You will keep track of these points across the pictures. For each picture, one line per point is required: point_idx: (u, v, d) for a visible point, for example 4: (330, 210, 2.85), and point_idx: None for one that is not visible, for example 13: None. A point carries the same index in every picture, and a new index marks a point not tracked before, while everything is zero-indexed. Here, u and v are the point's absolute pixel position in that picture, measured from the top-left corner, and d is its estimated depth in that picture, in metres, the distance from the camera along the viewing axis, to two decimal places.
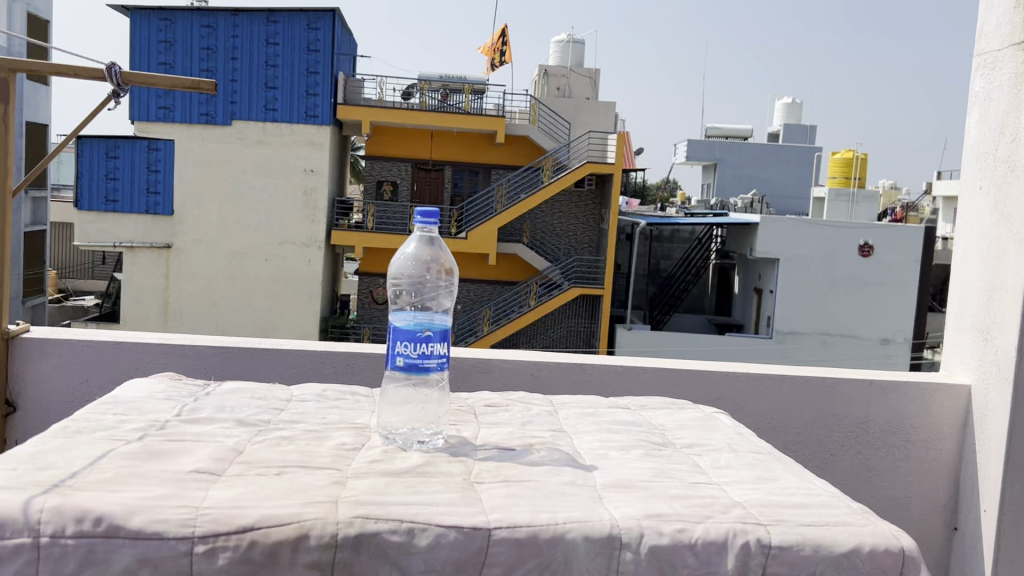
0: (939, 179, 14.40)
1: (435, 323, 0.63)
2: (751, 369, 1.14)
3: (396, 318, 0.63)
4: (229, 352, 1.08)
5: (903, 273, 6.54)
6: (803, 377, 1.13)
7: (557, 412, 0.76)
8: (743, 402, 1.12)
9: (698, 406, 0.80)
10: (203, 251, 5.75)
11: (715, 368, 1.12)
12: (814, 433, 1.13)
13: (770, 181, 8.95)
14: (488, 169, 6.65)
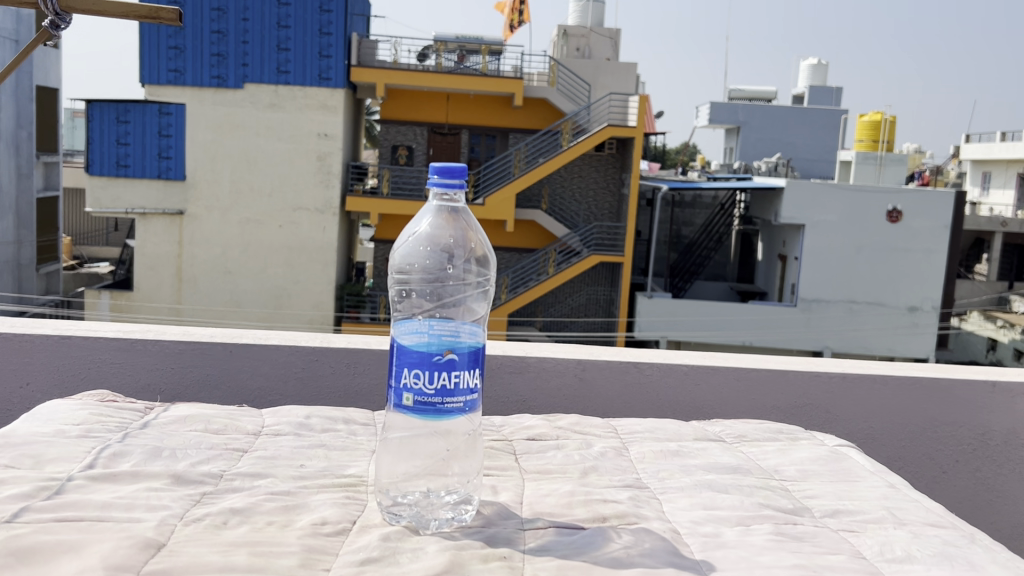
0: (965, 142, 13.98)
1: (462, 340, 0.44)
2: (847, 368, 0.93)
3: (404, 330, 0.45)
4: (201, 348, 0.88)
5: (930, 239, 6.19)
6: (912, 378, 0.92)
7: (627, 450, 0.55)
8: (838, 410, 0.92)
9: (814, 437, 0.60)
10: (216, 218, 5.55)
11: (802, 367, 0.92)
12: (923, 449, 0.92)
13: (794, 144, 8.64)
14: (505, 133, 6.40)
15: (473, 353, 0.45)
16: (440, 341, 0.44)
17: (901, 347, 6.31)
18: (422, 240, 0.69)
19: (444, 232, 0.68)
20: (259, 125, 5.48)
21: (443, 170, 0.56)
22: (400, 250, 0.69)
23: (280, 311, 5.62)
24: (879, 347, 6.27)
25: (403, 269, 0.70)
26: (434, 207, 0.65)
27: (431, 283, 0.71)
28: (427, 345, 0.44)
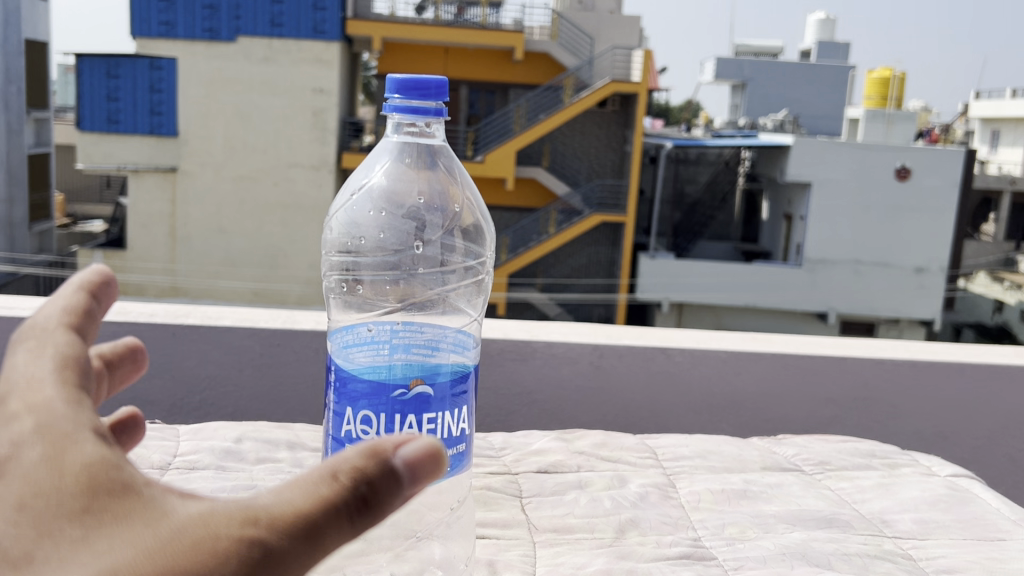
0: (976, 101, 13.60)
1: (440, 371, 0.41)
2: (916, 353, 0.83)
3: (354, 349, 0.42)
4: (143, 332, 0.84)
5: (942, 197, 5.97)
6: (993, 362, 0.82)
7: (678, 493, 0.58)
8: (904, 405, 0.82)
9: (914, 464, 0.64)
10: (209, 174, 5.36)
11: (865, 354, 0.82)
12: (1003, 441, 0.82)
13: (802, 102, 8.39)
14: (505, 88, 6.22)
15: (462, 373, 0.43)
16: (407, 370, 0.41)
17: (907, 308, 6.17)
18: (382, 201, 0.61)
19: (417, 193, 0.61)
20: (252, 79, 5.26)
21: (408, 85, 0.47)
22: (348, 213, 0.62)
23: (278, 271, 5.45)
24: (885, 308, 6.15)
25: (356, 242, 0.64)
26: (394, 149, 0.58)
27: (396, 263, 0.65)
28: (391, 376, 0.40)
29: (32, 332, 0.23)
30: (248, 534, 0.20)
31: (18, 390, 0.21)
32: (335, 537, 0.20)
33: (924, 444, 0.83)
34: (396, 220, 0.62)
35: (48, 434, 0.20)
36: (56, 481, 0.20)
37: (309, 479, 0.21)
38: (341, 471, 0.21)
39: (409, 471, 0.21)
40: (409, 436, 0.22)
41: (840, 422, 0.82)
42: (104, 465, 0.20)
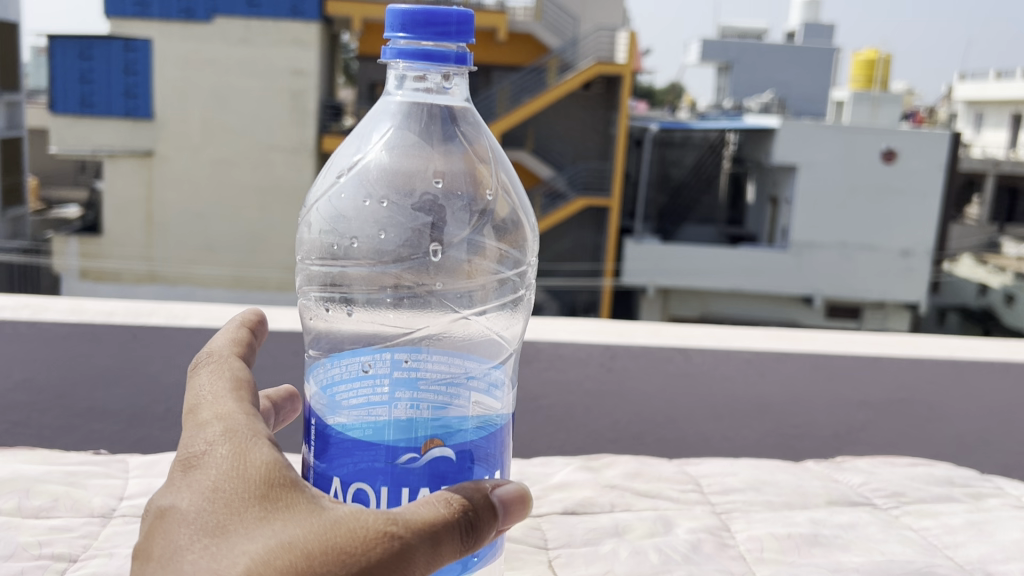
0: (961, 83, 13.48)
1: (468, 425, 0.40)
2: (919, 352, 0.92)
3: (351, 401, 0.40)
4: None
5: (926, 181, 5.90)
6: (989, 360, 0.91)
7: (730, 543, 0.64)
8: (948, 408, 0.92)
9: (981, 504, 0.71)
10: (186, 158, 5.20)
11: (903, 355, 0.91)
12: (1004, 430, 0.92)
13: (788, 83, 8.28)
14: (487, 70, 6.15)
15: (488, 429, 0.40)
16: (431, 429, 0.39)
17: (894, 291, 6.14)
18: (382, 186, 0.52)
19: (434, 176, 0.53)
20: (230, 60, 5.09)
21: (421, 19, 0.39)
22: (336, 203, 0.52)
23: (257, 257, 5.30)
24: (870, 292, 6.16)
25: (349, 244, 0.54)
26: (398, 112, 0.51)
27: (402, 265, 0.56)
28: (392, 439, 0.38)
29: (209, 362, 0.41)
30: (390, 533, 0.32)
31: (212, 402, 0.37)
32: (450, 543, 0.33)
33: (959, 448, 0.92)
34: (404, 212, 0.53)
35: (230, 429, 0.35)
36: (243, 461, 0.34)
37: (434, 505, 0.34)
38: (450, 505, 0.34)
39: (505, 513, 0.36)
40: (503, 484, 0.36)
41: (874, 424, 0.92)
42: (276, 468, 0.34)
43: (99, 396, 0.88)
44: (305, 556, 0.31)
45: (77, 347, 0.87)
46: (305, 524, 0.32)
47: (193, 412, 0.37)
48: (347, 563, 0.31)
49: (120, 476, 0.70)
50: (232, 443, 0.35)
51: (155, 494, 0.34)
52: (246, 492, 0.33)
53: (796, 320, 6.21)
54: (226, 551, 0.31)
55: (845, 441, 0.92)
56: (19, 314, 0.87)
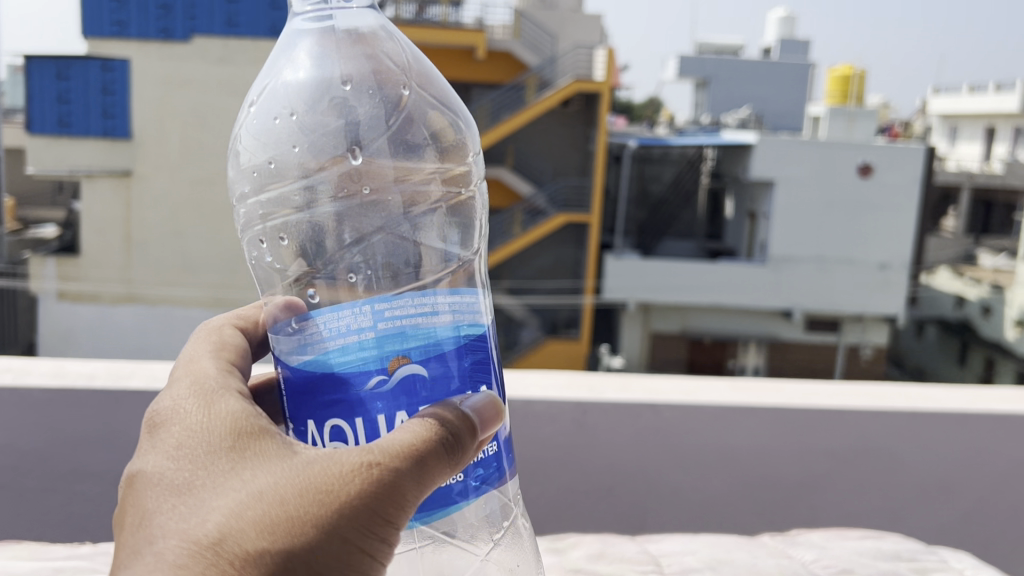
0: (937, 98, 13.65)
1: (439, 333, 0.41)
2: (880, 405, 0.90)
3: (331, 346, 0.40)
4: (76, 396, 0.80)
5: (902, 195, 5.96)
6: (948, 411, 0.89)
7: None
8: (909, 455, 0.90)
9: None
10: (164, 177, 5.17)
11: (866, 407, 0.89)
12: (967, 476, 0.90)
13: (765, 99, 8.37)
14: (466, 88, 6.10)
15: (462, 335, 0.41)
16: (404, 335, 0.40)
17: (872, 305, 6.17)
18: (296, 100, 0.54)
19: (343, 78, 0.55)
20: (209, 80, 5.04)
21: None
22: (254, 128, 0.54)
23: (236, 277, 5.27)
24: (849, 305, 6.19)
25: (266, 166, 0.56)
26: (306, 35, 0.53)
27: (321, 177, 0.60)
28: (361, 363, 0.40)
29: (199, 332, 0.49)
30: (367, 468, 0.37)
31: (190, 361, 0.44)
32: (439, 471, 0.38)
33: (922, 494, 0.90)
34: (321, 122, 0.55)
35: (203, 389, 0.41)
36: (213, 424, 0.39)
37: (413, 428, 0.38)
38: (442, 425, 0.38)
39: (481, 424, 0.39)
40: (476, 397, 0.40)
41: (839, 474, 0.89)
42: (244, 416, 0.39)
43: (81, 458, 0.80)
44: (274, 497, 0.36)
45: (53, 411, 0.80)
46: (268, 463, 0.37)
47: (179, 372, 0.44)
48: (325, 503, 0.36)
49: (93, 561, 0.70)
50: (203, 396, 0.41)
51: (135, 454, 0.40)
52: (216, 445, 0.38)
53: (776, 333, 6.29)
54: (208, 507, 0.37)
55: (811, 489, 0.89)
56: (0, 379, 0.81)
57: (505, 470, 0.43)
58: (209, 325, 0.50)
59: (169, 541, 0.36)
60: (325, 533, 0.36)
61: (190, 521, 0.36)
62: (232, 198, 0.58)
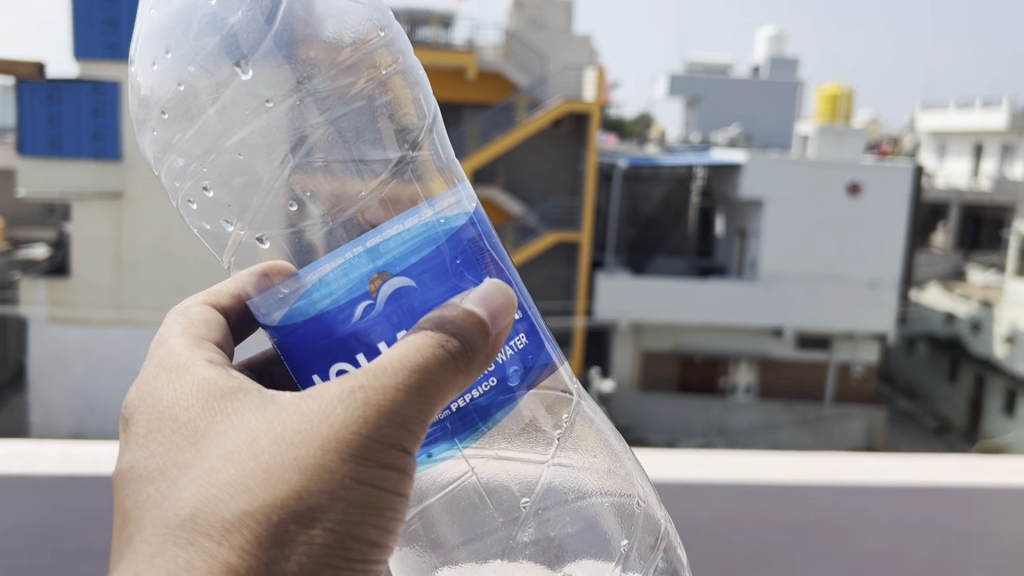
0: (924, 114, 13.72)
1: (440, 237, 0.43)
2: (834, 478, 0.88)
3: (326, 279, 0.41)
4: (85, 481, 0.82)
5: (890, 213, 6.01)
6: (903, 484, 0.88)
7: None
8: (860, 522, 0.86)
9: None
10: (154, 200, 4.68)
11: (814, 481, 0.87)
12: (914, 543, 0.87)
13: (754, 116, 8.41)
14: (457, 108, 6.11)
15: (446, 232, 0.43)
16: (403, 246, 0.42)
17: (861, 322, 6.20)
18: (164, 35, 0.57)
19: (208, 0, 0.59)
20: None
21: None
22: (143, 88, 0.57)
23: None
24: (839, 323, 6.18)
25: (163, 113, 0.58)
26: None
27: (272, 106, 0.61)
28: (348, 292, 0.41)
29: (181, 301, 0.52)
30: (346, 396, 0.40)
31: (172, 334, 0.48)
32: (451, 377, 0.41)
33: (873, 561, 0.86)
34: (209, 46, 0.58)
35: (179, 367, 0.45)
36: (192, 396, 0.43)
37: (411, 344, 0.40)
38: (449, 334, 0.40)
39: (490, 317, 0.42)
40: (479, 293, 0.42)
41: (792, 544, 0.86)
42: (215, 379, 0.43)
43: (88, 539, 0.80)
44: (258, 447, 0.40)
45: (62, 499, 0.81)
46: (238, 412, 0.42)
47: (153, 356, 0.47)
48: (306, 438, 0.39)
49: None
50: (170, 372, 0.45)
51: (122, 449, 0.44)
52: (202, 408, 0.43)
53: (767, 351, 6.22)
54: (199, 469, 0.41)
55: (767, 556, 0.85)
56: (10, 466, 0.83)
57: (544, 353, 0.47)
58: (180, 307, 0.51)
59: (172, 505, 0.40)
60: (311, 464, 0.39)
61: (179, 487, 0.41)
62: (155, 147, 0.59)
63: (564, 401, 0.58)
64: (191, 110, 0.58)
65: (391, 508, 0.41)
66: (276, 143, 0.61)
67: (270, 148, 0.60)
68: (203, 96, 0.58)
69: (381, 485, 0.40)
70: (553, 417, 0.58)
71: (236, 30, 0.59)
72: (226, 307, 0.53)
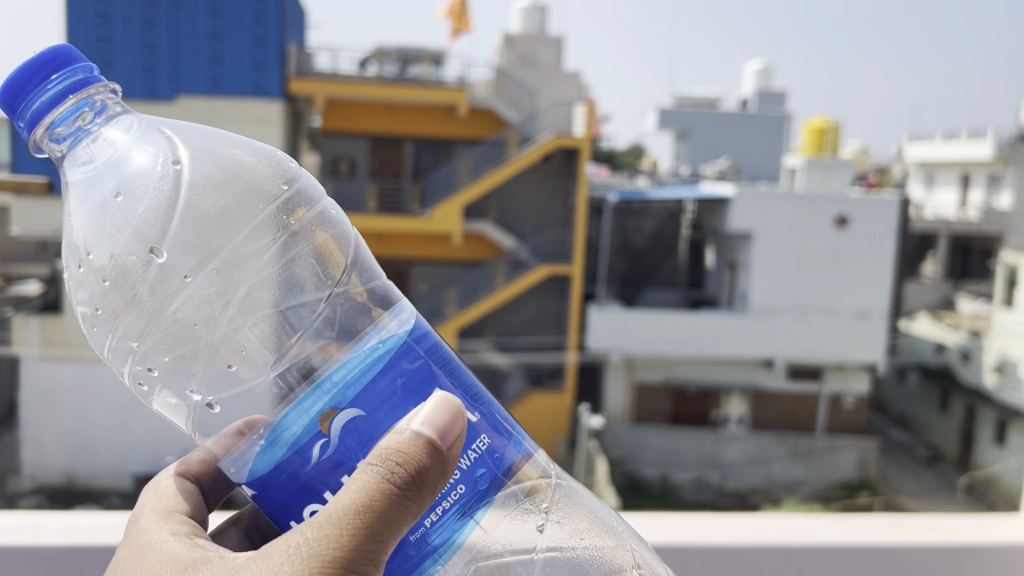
0: (911, 144, 13.83)
1: (386, 340, 0.46)
2: (757, 537, 0.83)
3: (283, 421, 0.44)
4: (90, 552, 0.74)
5: (879, 246, 6.02)
6: (832, 546, 0.82)
7: None
8: None
9: None
10: None
11: (744, 542, 0.82)
12: None
13: (742, 150, 8.48)
14: (449, 143, 6.20)
15: (392, 344, 0.46)
16: (367, 356, 0.45)
17: (852, 353, 6.19)
18: (90, 236, 0.55)
19: (114, 191, 0.54)
20: None
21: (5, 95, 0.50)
22: (83, 292, 0.57)
23: None
24: (829, 354, 6.19)
25: (97, 312, 0.57)
26: (82, 180, 0.55)
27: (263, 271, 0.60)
28: (304, 431, 0.44)
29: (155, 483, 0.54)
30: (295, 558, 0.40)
31: (149, 512, 0.51)
32: (402, 511, 0.41)
33: None
34: (124, 239, 0.54)
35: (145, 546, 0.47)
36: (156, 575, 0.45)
37: (358, 481, 0.41)
38: (396, 467, 0.41)
39: (440, 433, 0.42)
40: (429, 409, 0.43)
41: None
42: (184, 553, 0.45)
43: None
44: None
45: (65, 568, 0.74)
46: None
47: (129, 532, 0.49)
48: None
49: None
50: (139, 552, 0.47)
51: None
52: None
53: (759, 383, 6.25)
54: None
55: None
56: (18, 536, 0.76)
57: (508, 449, 0.50)
58: (153, 482, 0.54)
59: None
60: None
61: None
62: (108, 358, 0.57)
63: (543, 486, 0.57)
64: (127, 287, 0.55)
65: None
66: (213, 305, 0.58)
67: (211, 311, 0.57)
68: (135, 279, 0.55)
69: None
70: (536, 502, 0.57)
71: (144, 219, 0.54)
72: (197, 473, 0.56)
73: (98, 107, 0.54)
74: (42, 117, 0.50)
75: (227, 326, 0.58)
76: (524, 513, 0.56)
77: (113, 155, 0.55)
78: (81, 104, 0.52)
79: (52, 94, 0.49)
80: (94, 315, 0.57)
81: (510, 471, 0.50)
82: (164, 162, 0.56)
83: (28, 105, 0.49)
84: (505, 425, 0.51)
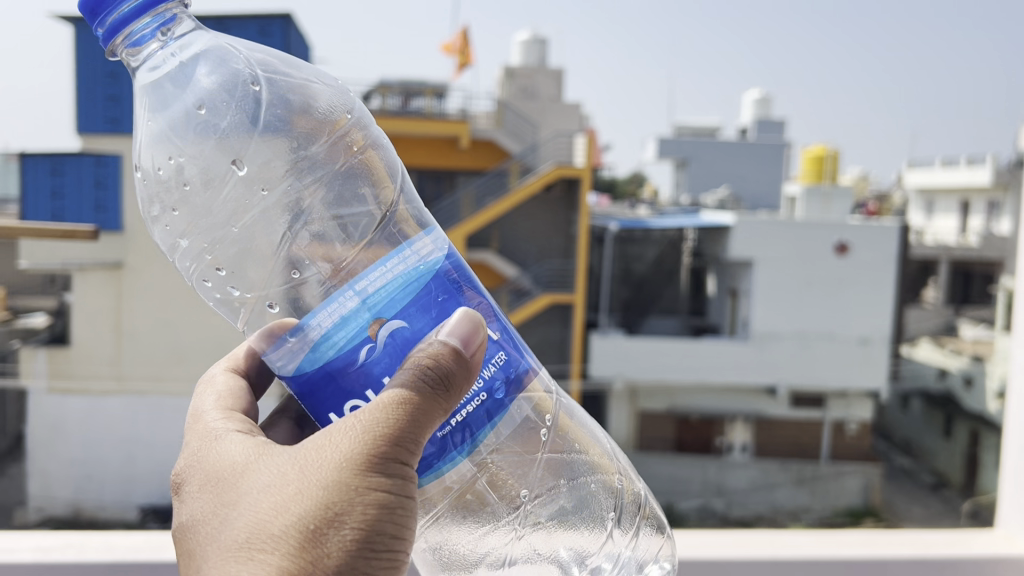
0: (911, 173, 13.92)
1: (428, 263, 0.48)
2: (728, 539, 0.88)
3: (324, 317, 0.47)
4: (127, 565, 0.80)
5: (878, 272, 6.09)
6: (793, 543, 0.87)
7: None
8: None
9: None
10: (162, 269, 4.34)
11: (713, 542, 0.87)
12: None
13: (742, 178, 8.56)
14: (451, 173, 6.27)
15: (428, 270, 0.48)
16: (402, 280, 0.47)
17: (854, 379, 6.20)
18: (167, 144, 0.58)
19: (195, 103, 0.57)
20: None
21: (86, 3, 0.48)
22: (153, 192, 0.59)
23: None
24: (832, 381, 6.20)
25: (170, 213, 0.59)
26: (156, 87, 0.57)
27: (310, 180, 0.64)
28: (345, 341, 0.47)
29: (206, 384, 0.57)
30: (359, 428, 0.44)
31: (207, 413, 0.53)
32: (434, 406, 0.45)
33: None
34: (209, 149, 0.59)
35: (210, 445, 0.50)
36: (224, 462, 0.48)
37: (403, 374, 0.45)
38: (426, 363, 0.45)
39: (463, 342, 0.46)
40: (453, 326, 0.47)
41: None
42: (251, 445, 0.48)
43: None
44: (291, 485, 0.44)
45: None
46: (266, 458, 0.46)
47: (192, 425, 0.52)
48: (330, 468, 0.43)
49: None
50: (206, 443, 0.50)
51: (178, 508, 0.48)
52: (230, 475, 0.47)
53: (762, 411, 6.23)
54: (242, 507, 0.45)
55: None
56: (61, 554, 0.82)
57: (521, 361, 0.52)
58: (208, 376, 0.57)
59: (218, 552, 0.44)
60: (335, 484, 0.43)
61: (231, 521, 0.44)
62: (169, 250, 0.60)
63: (546, 399, 0.60)
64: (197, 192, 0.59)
65: (403, 508, 0.44)
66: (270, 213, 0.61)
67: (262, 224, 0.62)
68: None
69: (392, 500, 0.43)
70: (540, 414, 0.61)
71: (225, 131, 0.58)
72: (244, 367, 0.59)
73: (173, 21, 0.55)
74: (123, 25, 0.49)
75: (279, 234, 0.62)
76: (531, 420, 0.60)
77: (191, 72, 0.57)
78: (158, 18, 0.52)
79: (136, 5, 0.49)
80: (164, 214, 0.60)
81: (524, 381, 0.52)
82: (244, 79, 0.60)
83: (110, 13, 0.48)
84: (516, 341, 0.53)
